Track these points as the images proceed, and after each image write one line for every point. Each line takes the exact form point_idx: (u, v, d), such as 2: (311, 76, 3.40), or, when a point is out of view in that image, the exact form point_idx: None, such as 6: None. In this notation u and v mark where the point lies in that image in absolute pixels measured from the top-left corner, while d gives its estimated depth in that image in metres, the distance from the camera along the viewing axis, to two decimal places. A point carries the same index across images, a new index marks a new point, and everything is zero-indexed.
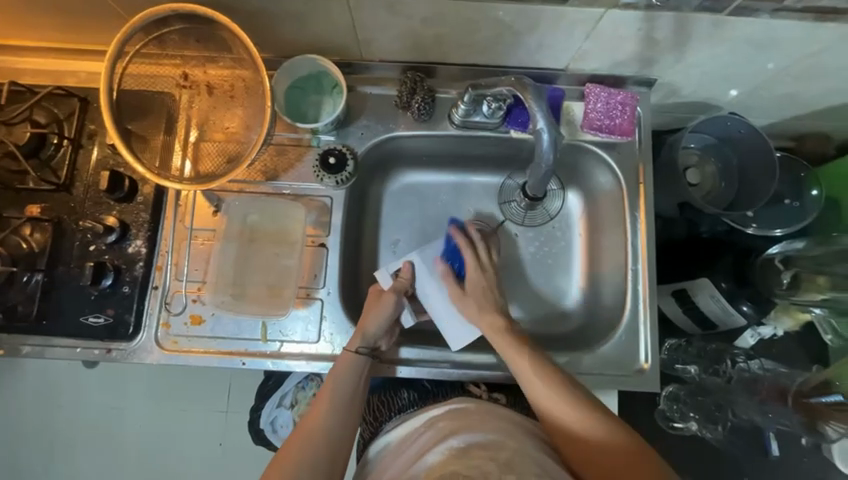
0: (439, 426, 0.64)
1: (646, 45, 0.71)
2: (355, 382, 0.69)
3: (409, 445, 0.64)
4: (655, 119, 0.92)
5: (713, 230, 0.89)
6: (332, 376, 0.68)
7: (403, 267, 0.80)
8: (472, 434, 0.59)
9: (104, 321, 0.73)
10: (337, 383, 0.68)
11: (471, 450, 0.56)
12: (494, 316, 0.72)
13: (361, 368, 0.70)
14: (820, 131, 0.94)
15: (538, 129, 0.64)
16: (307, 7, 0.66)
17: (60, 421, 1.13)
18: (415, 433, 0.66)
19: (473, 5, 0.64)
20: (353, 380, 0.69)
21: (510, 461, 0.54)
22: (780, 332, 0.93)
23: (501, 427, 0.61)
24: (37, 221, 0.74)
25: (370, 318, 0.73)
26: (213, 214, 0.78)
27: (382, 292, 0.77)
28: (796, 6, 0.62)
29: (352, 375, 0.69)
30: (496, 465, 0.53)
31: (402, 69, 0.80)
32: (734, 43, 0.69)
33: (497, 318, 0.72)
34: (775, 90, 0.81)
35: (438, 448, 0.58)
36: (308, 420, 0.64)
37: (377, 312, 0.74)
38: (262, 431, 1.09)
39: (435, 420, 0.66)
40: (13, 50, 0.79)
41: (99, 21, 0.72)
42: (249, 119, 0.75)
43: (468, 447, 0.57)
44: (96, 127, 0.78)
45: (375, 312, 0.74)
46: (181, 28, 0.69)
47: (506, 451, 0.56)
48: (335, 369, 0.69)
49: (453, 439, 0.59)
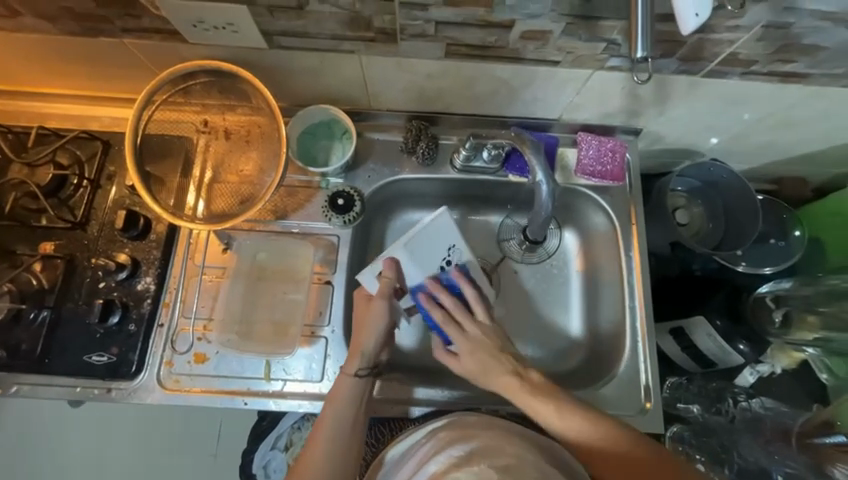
0: (439, 436, 0.63)
1: (631, 100, 0.77)
2: (352, 413, 0.68)
3: (410, 457, 0.64)
4: (644, 163, 0.98)
5: (705, 267, 0.91)
6: (328, 409, 0.67)
7: (385, 268, 0.73)
8: (472, 442, 0.59)
9: (106, 360, 0.73)
10: (335, 415, 0.67)
11: (471, 458, 0.56)
12: (492, 363, 0.69)
13: (360, 395, 0.69)
14: (797, 175, 1.00)
15: (537, 180, 0.69)
16: (323, 64, 0.73)
17: (42, 465, 1.08)
18: (416, 444, 0.65)
19: (473, 65, 0.71)
20: (350, 411, 0.67)
21: (510, 468, 0.54)
22: (778, 369, 0.94)
23: (501, 436, 0.61)
24: (49, 258, 0.75)
25: (365, 336, 0.71)
26: (222, 252, 0.80)
27: (372, 299, 0.73)
28: (762, 70, 0.69)
29: (348, 404, 0.68)
30: (496, 472, 0.53)
31: (407, 118, 0.86)
32: (710, 99, 0.76)
33: (511, 379, 0.68)
34: (752, 139, 0.88)
35: (439, 458, 0.58)
36: (307, 451, 0.65)
37: (370, 329, 0.71)
38: (254, 475, 1.06)
39: (436, 430, 0.65)
40: (42, 96, 0.85)
41: (128, 73, 0.78)
42: (263, 162, 0.79)
43: (469, 454, 0.57)
44: (115, 169, 0.81)
45: (369, 332, 0.71)
46: (205, 81, 0.75)
47: (507, 457, 0.56)
48: (328, 402, 0.67)
49: (454, 448, 0.59)
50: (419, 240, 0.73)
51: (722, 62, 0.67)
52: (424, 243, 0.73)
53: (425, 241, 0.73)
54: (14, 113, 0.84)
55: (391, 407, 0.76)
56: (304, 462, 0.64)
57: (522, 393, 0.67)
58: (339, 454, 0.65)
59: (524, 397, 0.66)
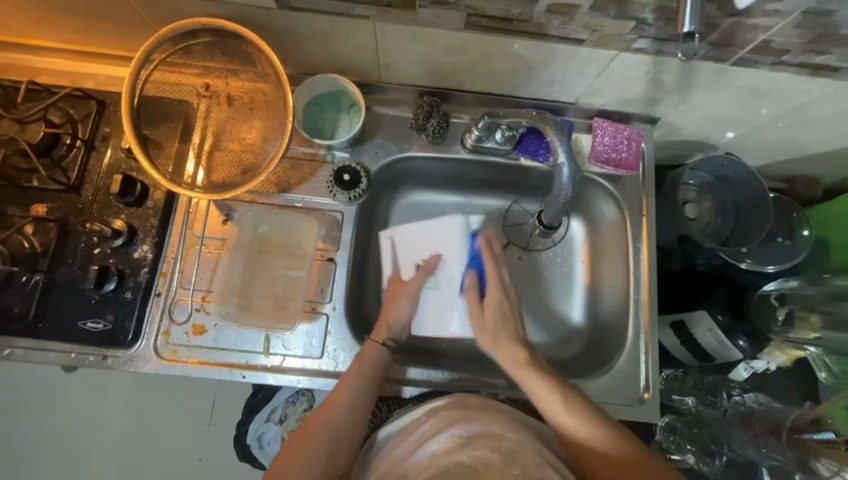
0: (440, 414, 0.63)
1: (653, 86, 0.75)
2: (373, 374, 0.68)
3: (409, 432, 0.65)
4: (657, 154, 0.96)
5: (709, 263, 0.89)
6: (353, 368, 0.68)
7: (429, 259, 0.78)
8: (473, 423, 0.61)
9: (102, 327, 0.71)
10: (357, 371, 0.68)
11: (473, 441, 0.59)
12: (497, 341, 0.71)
13: (383, 359, 0.70)
14: (809, 174, 0.98)
15: (559, 162, 0.67)
16: (335, 29, 0.69)
17: (35, 426, 1.08)
18: (415, 422, 0.65)
19: (493, 39, 0.67)
20: (374, 371, 0.68)
21: (512, 453, 0.57)
22: (772, 367, 0.94)
23: (503, 418, 0.62)
24: (42, 221, 0.73)
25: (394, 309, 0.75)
26: (223, 223, 0.77)
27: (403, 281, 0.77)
28: (794, 61, 0.66)
29: (374, 365, 0.69)
30: (498, 455, 0.57)
31: (418, 93, 0.82)
32: (735, 89, 0.74)
33: (520, 353, 0.69)
34: (769, 134, 0.86)
35: (440, 438, 0.60)
36: (326, 402, 0.66)
37: (405, 300, 0.75)
38: (248, 446, 1.07)
39: (436, 409, 0.65)
40: (33, 49, 0.80)
41: (125, 28, 0.73)
42: (266, 132, 0.76)
43: (472, 437, 0.59)
44: (111, 130, 0.78)
45: (405, 299, 0.75)
46: (208, 41, 0.71)
47: (509, 441, 0.59)
48: (354, 362, 0.68)
49: (456, 429, 0.61)
50: (417, 231, 0.79)
51: (752, 49, 0.65)
52: (417, 234, 0.79)
53: (427, 238, 0.79)
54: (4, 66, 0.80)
55: (390, 387, 0.76)
56: (323, 411, 0.65)
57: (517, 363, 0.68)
58: (357, 409, 0.66)
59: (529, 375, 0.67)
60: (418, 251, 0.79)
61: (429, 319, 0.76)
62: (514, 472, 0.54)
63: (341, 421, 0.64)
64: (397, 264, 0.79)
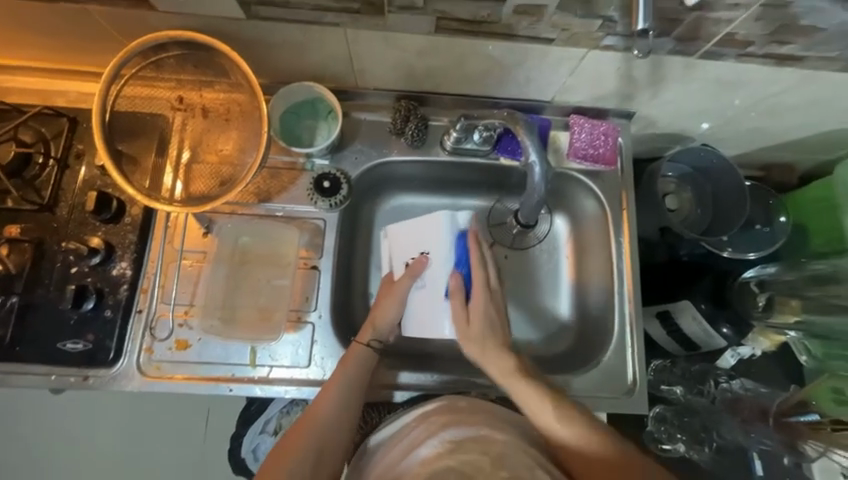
0: (431, 420, 0.64)
1: (626, 82, 0.76)
2: (361, 374, 0.69)
3: (400, 439, 0.64)
4: (636, 148, 0.97)
5: (692, 253, 0.91)
6: (339, 370, 0.68)
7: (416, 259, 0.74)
8: (463, 428, 0.61)
9: (82, 347, 0.70)
10: (343, 375, 0.67)
11: (463, 446, 0.57)
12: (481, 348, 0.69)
13: (371, 362, 0.71)
14: (784, 161, 1.00)
15: (530, 161, 0.68)
16: (307, 37, 0.68)
17: (22, 452, 1.05)
18: (406, 428, 0.65)
19: (465, 42, 0.68)
20: (360, 374, 0.69)
21: (502, 456, 0.56)
22: (757, 352, 0.97)
23: (492, 420, 0.62)
24: (16, 242, 0.71)
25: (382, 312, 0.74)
26: (203, 236, 0.77)
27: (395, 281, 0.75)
28: (758, 52, 0.68)
29: (360, 367, 0.69)
30: (488, 459, 0.55)
31: (395, 97, 0.82)
32: (705, 82, 0.75)
33: (506, 359, 0.68)
34: (743, 124, 0.87)
35: (430, 443, 0.59)
36: (313, 407, 0.65)
37: (392, 304, 0.73)
38: (243, 460, 1.07)
39: (427, 414, 0.66)
40: (0, 68, 0.78)
41: (94, 44, 0.73)
42: (243, 142, 0.75)
43: (462, 442, 0.58)
44: (84, 147, 0.77)
45: (391, 302, 0.73)
46: (179, 53, 0.70)
47: (498, 445, 0.58)
48: (340, 364, 0.69)
49: (446, 433, 0.60)
50: (405, 230, 0.76)
51: (718, 42, 0.66)
52: (407, 235, 0.76)
53: (416, 238, 0.75)
54: None
55: (380, 393, 0.76)
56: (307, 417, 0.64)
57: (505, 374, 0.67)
58: (343, 412, 0.66)
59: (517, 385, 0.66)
60: (408, 250, 0.76)
61: (420, 313, 0.74)
62: (503, 475, 0.53)
63: (328, 422, 0.64)
64: (392, 264, 0.78)
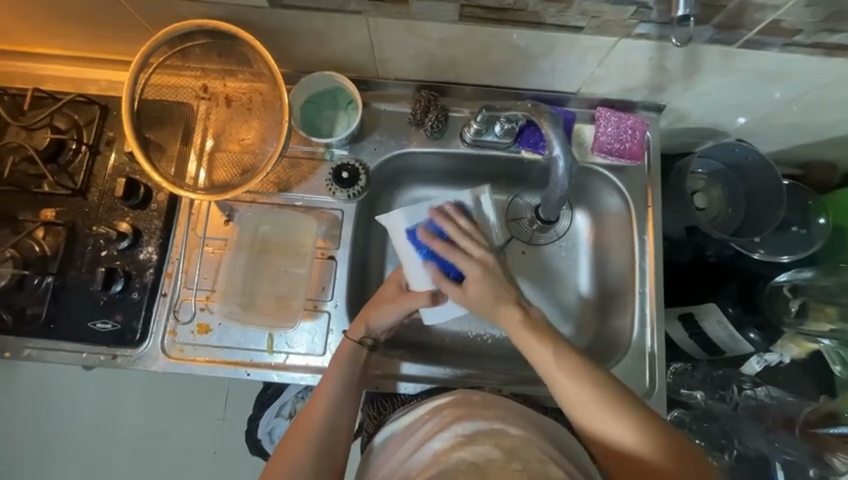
0: (443, 413, 0.64)
1: (658, 73, 0.72)
2: (351, 376, 0.69)
3: (412, 432, 0.65)
4: (665, 143, 0.93)
5: (720, 254, 0.87)
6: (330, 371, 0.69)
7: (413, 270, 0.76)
8: (477, 422, 0.60)
9: (111, 327, 0.73)
10: (333, 377, 0.68)
11: (475, 438, 0.57)
12: (511, 306, 0.65)
13: (359, 357, 0.71)
14: (826, 160, 0.95)
15: (554, 155, 0.66)
16: (328, 26, 0.68)
17: (56, 422, 1.12)
18: (419, 421, 0.66)
19: (489, 30, 0.66)
20: (349, 371, 0.69)
21: (515, 450, 0.55)
22: (786, 359, 0.91)
23: (505, 415, 0.62)
24: (51, 225, 0.75)
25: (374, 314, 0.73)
26: (224, 224, 0.78)
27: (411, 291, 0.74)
28: (806, 41, 0.63)
29: (350, 365, 0.70)
30: (501, 451, 0.55)
31: (416, 88, 0.81)
32: (744, 73, 0.71)
33: (515, 311, 0.65)
34: (783, 119, 0.83)
35: (443, 435, 0.59)
36: (309, 406, 0.66)
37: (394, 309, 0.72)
38: (260, 441, 1.10)
39: (440, 407, 0.66)
40: (37, 57, 0.81)
41: (123, 32, 0.74)
42: (265, 131, 0.76)
43: (474, 435, 0.58)
44: (114, 135, 0.79)
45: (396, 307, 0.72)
46: (204, 42, 0.71)
47: (512, 438, 0.57)
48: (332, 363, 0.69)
49: (458, 426, 0.60)
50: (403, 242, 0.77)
51: (761, 31, 0.62)
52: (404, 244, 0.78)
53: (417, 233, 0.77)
54: (10, 74, 0.82)
55: (392, 383, 0.77)
56: (304, 419, 0.65)
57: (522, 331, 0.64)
58: (338, 412, 0.66)
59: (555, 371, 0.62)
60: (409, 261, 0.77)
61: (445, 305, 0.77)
62: (516, 468, 0.53)
63: (326, 421, 0.65)
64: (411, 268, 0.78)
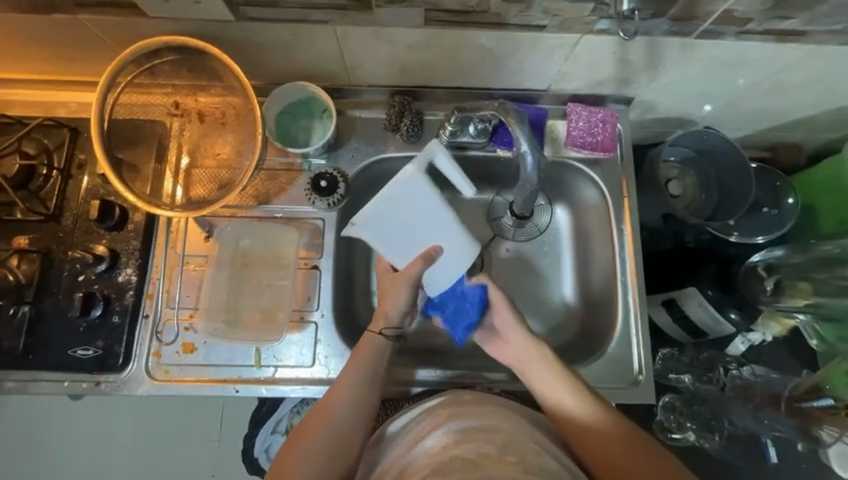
0: (436, 413, 0.64)
1: (623, 66, 0.74)
2: (373, 371, 0.67)
3: (405, 435, 0.65)
4: (637, 134, 0.95)
5: (697, 239, 0.89)
6: (352, 363, 0.67)
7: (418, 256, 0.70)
8: (469, 419, 0.60)
9: (92, 353, 0.72)
10: (355, 371, 0.66)
11: (469, 436, 0.57)
12: (533, 351, 0.68)
13: (381, 354, 0.69)
14: (793, 141, 0.98)
15: (522, 151, 0.67)
16: (296, 37, 0.69)
17: (43, 456, 1.09)
18: (412, 423, 0.66)
19: (456, 33, 0.67)
20: (370, 368, 0.67)
21: (508, 444, 0.56)
22: (769, 337, 0.94)
23: (497, 411, 0.62)
24: (25, 253, 0.73)
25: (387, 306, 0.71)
26: (204, 240, 0.78)
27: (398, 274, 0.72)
28: (758, 28, 0.66)
29: (371, 358, 0.68)
30: (494, 447, 0.55)
31: (389, 93, 0.82)
32: (704, 62, 0.73)
33: (540, 352, 0.68)
34: (747, 105, 0.85)
35: (436, 434, 0.60)
36: (329, 395, 0.65)
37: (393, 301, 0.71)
38: (257, 460, 1.10)
39: (432, 408, 0.66)
40: (2, 83, 0.80)
41: (90, 54, 0.74)
42: (240, 145, 0.76)
43: (467, 432, 0.58)
44: (86, 157, 0.78)
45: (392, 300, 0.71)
46: (172, 59, 0.71)
47: (503, 434, 0.58)
48: (354, 357, 0.68)
49: (451, 425, 0.60)
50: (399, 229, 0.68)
51: (715, 21, 0.64)
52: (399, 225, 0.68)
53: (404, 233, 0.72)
54: None
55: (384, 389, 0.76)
56: (322, 409, 0.64)
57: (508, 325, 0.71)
58: (358, 406, 0.64)
59: (541, 368, 0.67)
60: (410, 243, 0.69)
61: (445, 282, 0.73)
62: (511, 460, 0.53)
63: (343, 413, 0.63)
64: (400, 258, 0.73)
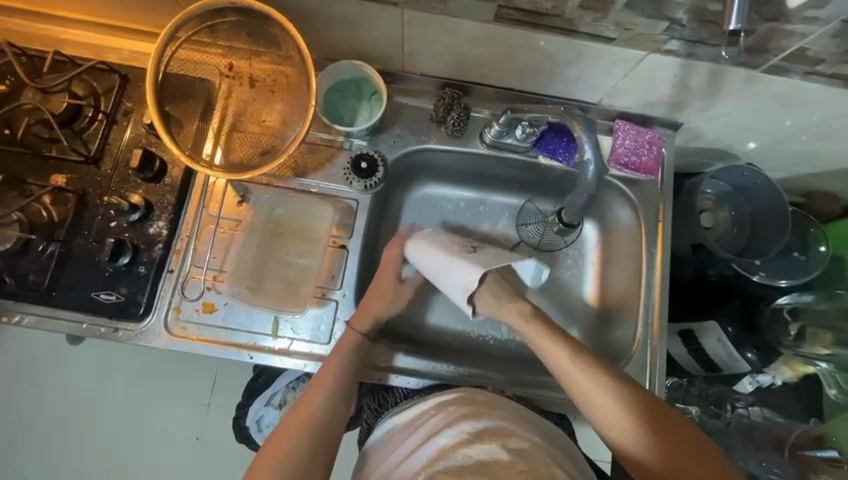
0: (449, 409, 0.64)
1: (681, 90, 0.73)
2: (353, 365, 0.69)
3: (415, 427, 0.65)
4: (676, 161, 0.95)
5: (721, 274, 0.87)
6: (330, 358, 0.68)
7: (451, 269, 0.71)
8: (483, 420, 0.61)
9: (114, 299, 0.72)
10: (338, 366, 0.68)
11: (482, 437, 0.58)
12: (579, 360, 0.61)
13: (359, 352, 0.70)
14: (829, 190, 0.97)
15: (585, 159, 0.68)
16: (362, 15, 0.68)
17: (40, 395, 1.09)
18: (423, 416, 0.66)
19: (522, 33, 0.67)
20: (348, 362, 0.69)
21: (521, 451, 0.56)
22: (779, 381, 0.93)
23: (510, 416, 0.62)
24: (61, 191, 0.73)
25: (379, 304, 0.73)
26: (238, 205, 0.78)
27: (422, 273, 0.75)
28: (827, 71, 0.65)
29: (350, 353, 0.69)
30: (508, 453, 0.55)
31: (440, 85, 0.81)
32: (763, 98, 0.73)
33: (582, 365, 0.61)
34: (794, 147, 0.85)
35: (449, 432, 0.60)
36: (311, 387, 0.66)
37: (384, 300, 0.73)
38: (247, 428, 1.08)
39: (445, 403, 0.66)
40: (59, 20, 0.80)
41: (153, 3, 0.74)
42: (287, 115, 0.76)
43: (480, 433, 0.58)
44: (133, 105, 0.78)
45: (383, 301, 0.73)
46: (235, 20, 0.71)
47: (518, 440, 0.58)
48: (337, 353, 0.69)
49: (465, 424, 0.60)
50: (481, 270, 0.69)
51: (786, 57, 0.64)
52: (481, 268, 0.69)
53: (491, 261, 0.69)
54: (30, 36, 0.80)
55: (394, 377, 0.76)
56: (303, 403, 0.64)
57: (519, 318, 0.66)
58: (338, 399, 0.66)
59: (603, 396, 0.59)
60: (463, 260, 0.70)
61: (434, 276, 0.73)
62: (522, 469, 0.54)
63: (324, 407, 0.65)
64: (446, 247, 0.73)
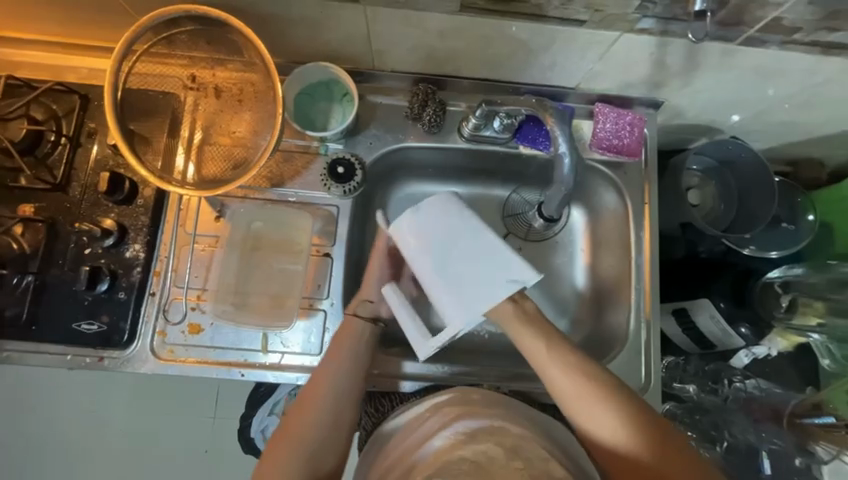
0: (443, 411, 0.64)
1: (658, 68, 0.72)
2: (358, 351, 0.68)
3: (412, 431, 0.65)
4: (661, 139, 0.93)
5: (711, 250, 0.88)
6: (330, 352, 0.67)
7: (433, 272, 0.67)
8: (476, 420, 0.60)
9: (96, 329, 0.70)
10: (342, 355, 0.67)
11: (476, 436, 0.57)
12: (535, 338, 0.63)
13: (363, 336, 0.69)
14: (815, 157, 0.96)
15: (560, 151, 0.66)
16: (324, 15, 0.65)
17: (38, 425, 1.08)
18: (419, 418, 0.66)
19: (491, 22, 0.64)
20: (353, 347, 0.68)
21: (517, 448, 0.55)
22: (774, 352, 0.94)
23: (505, 414, 0.62)
24: (29, 221, 0.71)
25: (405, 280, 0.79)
26: (215, 220, 0.76)
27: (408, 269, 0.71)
28: (804, 39, 0.64)
29: (351, 343, 0.68)
30: (502, 450, 0.55)
31: (413, 80, 0.79)
32: (742, 71, 0.71)
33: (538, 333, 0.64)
34: (776, 116, 0.83)
35: (443, 434, 0.59)
36: (312, 383, 0.65)
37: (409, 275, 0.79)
38: (253, 439, 1.09)
39: (440, 405, 0.66)
40: (8, 41, 0.76)
41: (105, 18, 0.70)
42: (257, 124, 0.73)
43: (474, 432, 0.58)
44: (96, 126, 0.75)
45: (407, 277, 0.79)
46: (192, 29, 0.68)
47: (513, 437, 0.57)
48: (337, 343, 0.67)
49: (459, 424, 0.60)
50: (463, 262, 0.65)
51: (762, 28, 0.62)
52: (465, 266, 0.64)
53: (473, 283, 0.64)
54: None
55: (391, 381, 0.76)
56: (306, 395, 0.64)
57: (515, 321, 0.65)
58: (346, 388, 0.65)
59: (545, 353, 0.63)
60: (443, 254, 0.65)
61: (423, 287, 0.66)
62: (518, 466, 0.52)
63: (331, 396, 0.64)
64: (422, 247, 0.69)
